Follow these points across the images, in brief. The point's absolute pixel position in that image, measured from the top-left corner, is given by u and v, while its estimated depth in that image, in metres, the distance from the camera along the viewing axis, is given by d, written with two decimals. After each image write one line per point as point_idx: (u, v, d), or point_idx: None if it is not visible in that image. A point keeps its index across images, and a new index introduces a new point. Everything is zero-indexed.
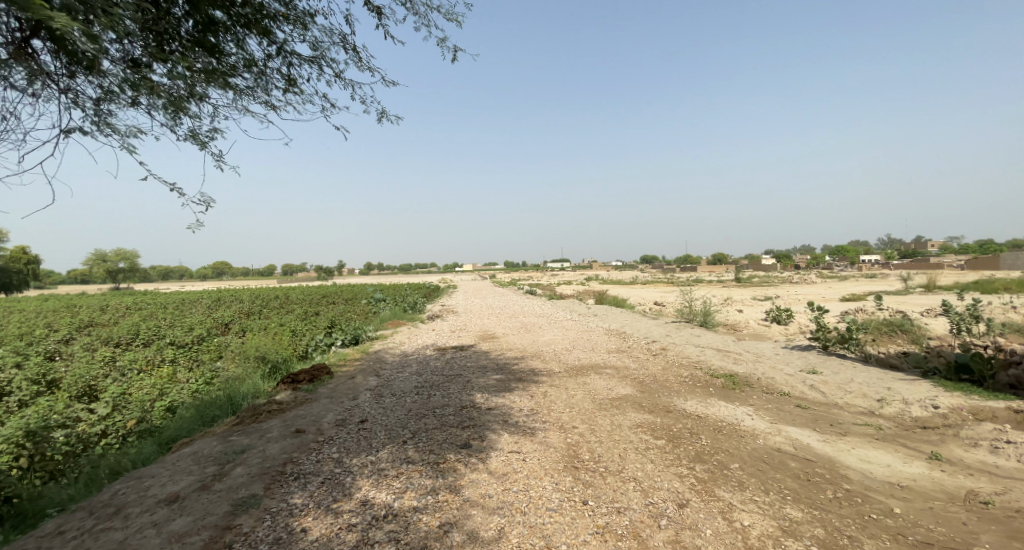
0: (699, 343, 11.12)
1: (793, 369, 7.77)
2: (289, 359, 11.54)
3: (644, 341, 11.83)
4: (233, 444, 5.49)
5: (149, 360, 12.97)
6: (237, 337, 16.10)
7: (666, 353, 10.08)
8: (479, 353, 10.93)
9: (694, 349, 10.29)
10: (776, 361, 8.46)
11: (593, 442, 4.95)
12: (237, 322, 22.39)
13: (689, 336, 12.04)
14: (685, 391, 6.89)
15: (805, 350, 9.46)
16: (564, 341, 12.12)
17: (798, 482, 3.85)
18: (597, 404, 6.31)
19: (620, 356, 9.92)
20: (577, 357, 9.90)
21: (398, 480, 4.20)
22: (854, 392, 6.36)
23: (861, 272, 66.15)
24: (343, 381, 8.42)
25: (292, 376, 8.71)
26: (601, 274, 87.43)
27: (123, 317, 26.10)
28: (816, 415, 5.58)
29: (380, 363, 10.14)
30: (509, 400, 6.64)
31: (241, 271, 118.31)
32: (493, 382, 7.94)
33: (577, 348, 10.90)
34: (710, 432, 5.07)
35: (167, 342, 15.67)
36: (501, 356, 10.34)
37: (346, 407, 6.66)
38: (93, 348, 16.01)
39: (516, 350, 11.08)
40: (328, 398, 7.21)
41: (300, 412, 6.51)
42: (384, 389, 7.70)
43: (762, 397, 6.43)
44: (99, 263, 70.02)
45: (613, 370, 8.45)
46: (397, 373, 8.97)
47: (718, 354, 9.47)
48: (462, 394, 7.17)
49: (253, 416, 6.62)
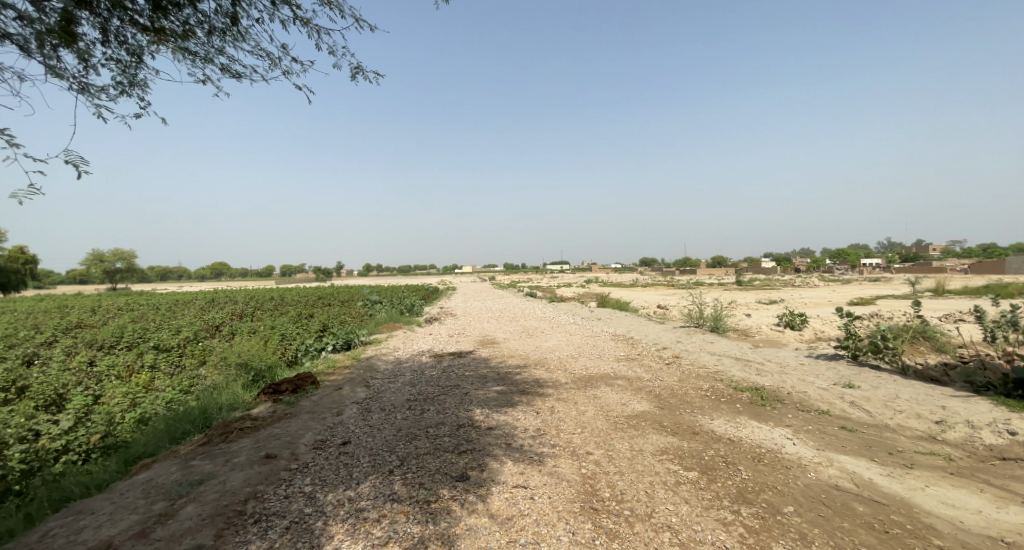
0: (715, 350, 10.38)
1: (826, 382, 7.03)
2: (275, 366, 10.78)
3: (654, 347, 11.09)
4: (193, 471, 4.70)
5: (129, 365, 12.19)
6: (225, 341, 15.29)
7: (680, 361, 9.34)
8: (478, 360, 10.17)
9: (710, 357, 9.55)
10: (804, 372, 7.71)
11: (612, 473, 4.20)
12: (228, 324, 21.55)
13: (702, 343, 11.31)
14: (709, 407, 6.14)
15: (832, 359, 8.74)
16: (570, 347, 11.38)
17: (875, 537, 3.13)
18: (612, 424, 5.55)
19: (631, 364, 9.18)
20: (584, 365, 9.15)
21: (381, 526, 3.44)
22: (904, 411, 5.64)
23: (862, 275, 65.78)
24: (329, 393, 7.65)
25: (273, 387, 7.99)
26: (602, 276, 86.86)
27: (113, 318, 25.39)
28: (869, 440, 4.84)
29: (371, 371, 9.38)
30: (512, 417, 5.89)
31: (240, 271, 117.29)
32: (493, 394, 7.20)
33: (584, 356, 10.15)
34: (750, 462, 4.32)
35: (151, 345, 14.85)
36: (502, 364, 9.61)
37: (328, 425, 5.91)
38: (72, 352, 15.21)
39: (519, 357, 10.32)
40: (309, 413, 6.47)
41: (275, 430, 5.77)
42: (372, 403, 6.93)
43: (799, 415, 5.69)
44: (97, 263, 69.49)
45: (625, 381, 7.70)
46: (389, 384, 8.19)
47: (738, 364, 8.73)
48: (458, 409, 6.41)
49: (223, 434, 5.87)
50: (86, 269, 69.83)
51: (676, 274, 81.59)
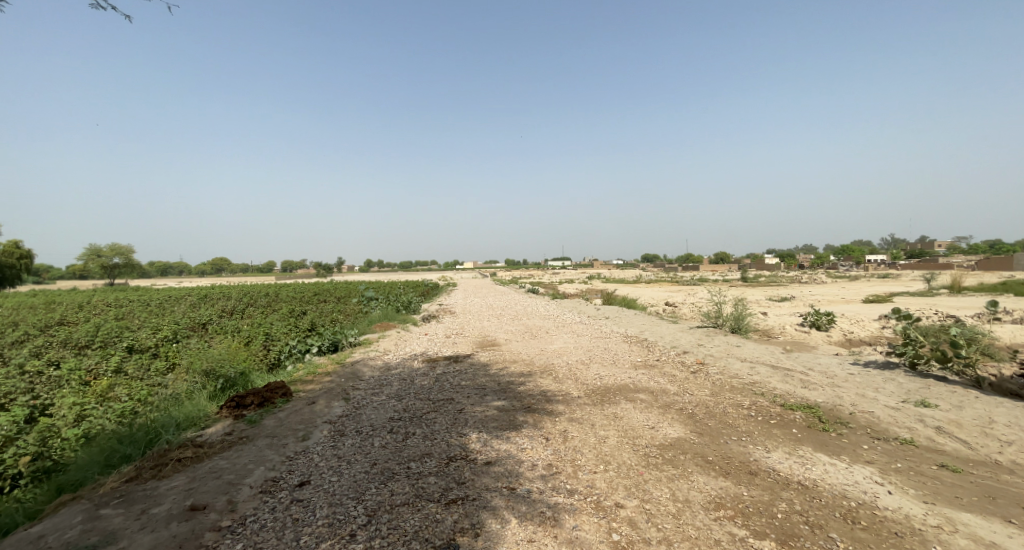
0: (744, 354, 9.18)
1: (893, 400, 5.85)
2: (249, 371, 9.64)
3: (674, 351, 9.91)
4: (94, 528, 3.58)
5: (93, 369, 11.11)
6: (205, 342, 14.19)
7: (707, 369, 8.18)
8: (477, 366, 9.00)
9: (741, 364, 8.35)
10: (861, 386, 6.53)
11: (656, 543, 3.04)
12: (215, 322, 20.43)
13: (726, 346, 10.11)
14: (760, 434, 4.97)
15: (886, 368, 7.56)
16: (579, 351, 10.19)
17: None
18: (644, 459, 4.39)
19: (652, 372, 8.00)
20: (598, 374, 8.00)
21: None
22: (1011, 440, 4.47)
23: (869, 271, 64.66)
24: (299, 408, 6.52)
25: (237, 400, 6.90)
26: (606, 272, 85.59)
27: (98, 315, 24.33)
28: (986, 487, 3.68)
29: (353, 379, 8.22)
30: (516, 447, 4.72)
31: (240, 267, 115.74)
32: (493, 411, 6.04)
33: (596, 362, 8.96)
34: (843, 526, 3.16)
35: (124, 345, 13.73)
36: (504, 371, 8.45)
37: (288, 454, 4.79)
38: (40, 353, 14.12)
39: (522, 362, 9.15)
40: (268, 437, 5.32)
41: (220, 462, 4.63)
42: (348, 424, 5.78)
43: (878, 450, 4.52)
44: (94, 259, 68.50)
45: (649, 395, 6.52)
46: (371, 396, 7.05)
47: (776, 373, 7.56)
48: (450, 432, 5.25)
49: (155, 466, 4.71)
50: (83, 265, 68.78)
51: (681, 271, 80.14)
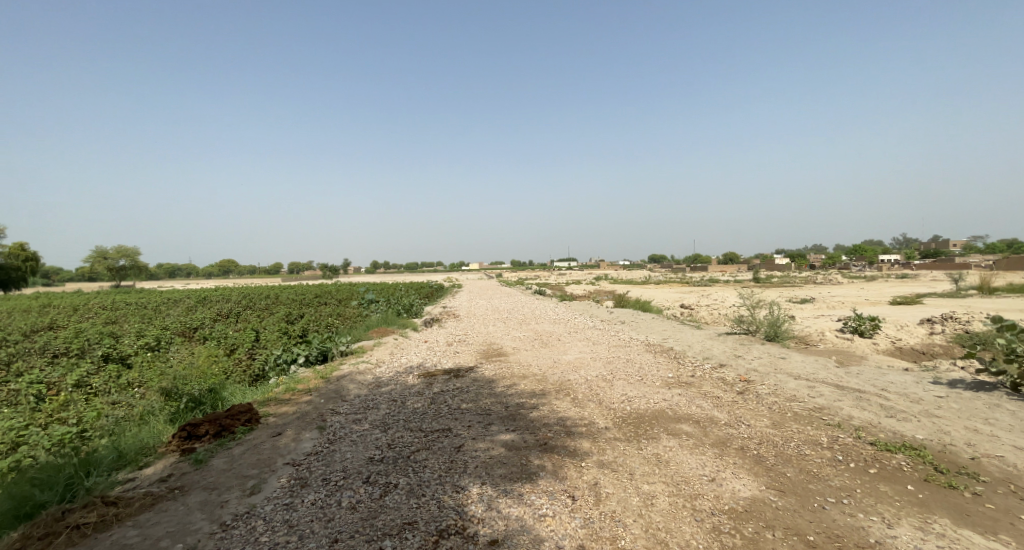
0: (794, 369, 7.81)
1: (1019, 438, 4.51)
2: (221, 387, 8.44)
3: (708, 364, 8.58)
4: None
5: (56, 381, 9.99)
6: (185, 350, 13.02)
7: (755, 388, 6.86)
8: (480, 383, 7.71)
9: (796, 381, 7.00)
10: (965, 416, 5.16)
11: None
12: (206, 326, 19.34)
13: (769, 358, 8.74)
14: (866, 496, 3.64)
15: (978, 388, 6.20)
16: (598, 364, 8.87)
17: None
18: (717, 539, 3.09)
19: (690, 394, 6.66)
20: (625, 394, 6.71)
21: None
22: None
23: (885, 271, 62.84)
24: (258, 442, 5.27)
25: (188, 429, 5.67)
26: (613, 273, 83.85)
27: (90, 319, 23.42)
28: None
29: (335, 400, 6.96)
30: (532, 514, 3.44)
31: (246, 267, 115.51)
32: (500, 449, 4.76)
33: (620, 379, 7.63)
34: None
35: (100, 353, 12.64)
36: (512, 390, 7.19)
37: (222, 521, 3.55)
38: (10, 363, 13.08)
39: (533, 378, 7.83)
40: (206, 489, 4.10)
41: (127, 536, 3.41)
42: (314, 467, 4.53)
43: None
44: (101, 262, 68.11)
45: (695, 427, 5.22)
46: (351, 424, 5.80)
47: (845, 394, 6.21)
48: (444, 486, 3.96)
49: (41, 537, 3.50)
50: (89, 268, 68.45)
51: (691, 272, 78.56)
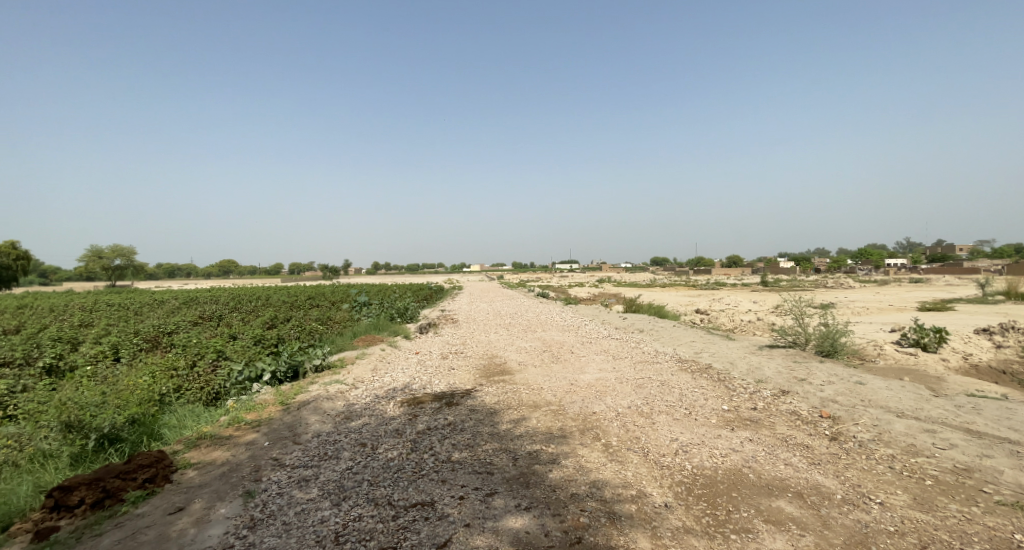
0: (886, 401, 6.01)
1: None
2: (151, 414, 6.69)
3: (768, 391, 6.75)
4: None
5: None
6: (140, 361, 11.31)
7: (850, 431, 5.05)
8: (479, 417, 5.92)
9: (902, 421, 5.20)
10: None
11: None
12: (180, 331, 17.63)
13: (842, 383, 6.92)
14: None
15: None
16: (626, 389, 7.07)
17: None
18: None
19: (765, 440, 4.86)
20: (675, 440, 4.92)
21: None
22: None
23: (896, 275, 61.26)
24: (139, 527, 3.49)
25: (52, 497, 3.87)
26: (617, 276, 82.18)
27: (62, 321, 21.67)
28: None
29: (282, 443, 5.17)
30: None
31: (245, 268, 113.80)
32: None
33: (662, 413, 5.84)
34: None
35: (41, 365, 10.96)
36: (521, 428, 5.41)
37: None
38: None
39: (546, 411, 6.04)
40: None
41: None
42: None
43: None
44: (94, 259, 65.92)
45: (805, 509, 3.44)
46: (289, 491, 4.02)
47: (991, 447, 4.39)
48: None
49: None
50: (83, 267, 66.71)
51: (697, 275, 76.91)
